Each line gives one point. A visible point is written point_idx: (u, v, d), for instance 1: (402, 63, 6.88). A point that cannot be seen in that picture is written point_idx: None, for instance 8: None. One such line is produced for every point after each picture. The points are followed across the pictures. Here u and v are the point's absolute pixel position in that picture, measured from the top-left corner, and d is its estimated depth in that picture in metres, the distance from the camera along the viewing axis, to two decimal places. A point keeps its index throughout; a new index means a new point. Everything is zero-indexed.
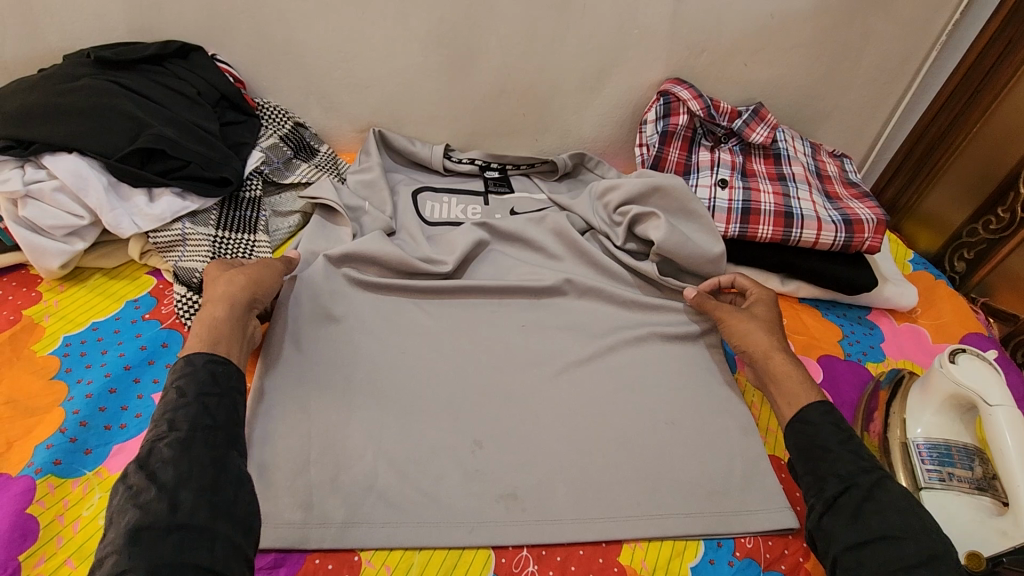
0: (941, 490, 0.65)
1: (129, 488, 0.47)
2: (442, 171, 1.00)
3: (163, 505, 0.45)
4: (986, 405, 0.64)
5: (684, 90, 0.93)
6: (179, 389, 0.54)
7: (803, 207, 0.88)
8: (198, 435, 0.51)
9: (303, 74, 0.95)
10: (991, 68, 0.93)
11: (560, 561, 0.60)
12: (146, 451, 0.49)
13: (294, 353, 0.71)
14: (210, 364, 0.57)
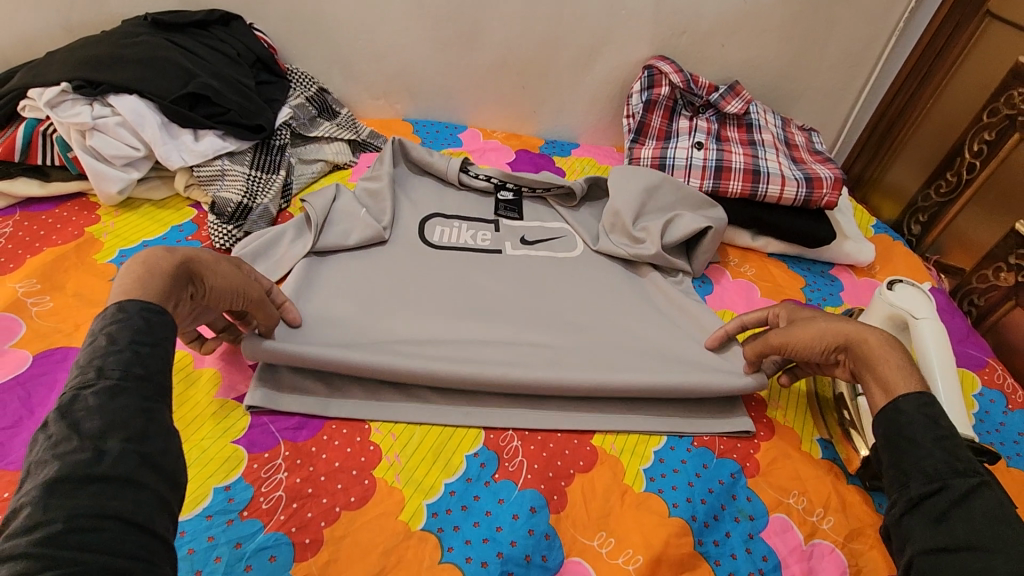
0: None
1: (48, 439, 0.40)
2: (458, 186, 1.01)
3: (84, 457, 0.38)
4: (913, 319, 0.75)
5: (667, 64, 1.06)
6: (107, 335, 0.44)
7: (769, 166, 0.99)
8: (130, 384, 0.43)
9: (328, 45, 1.07)
10: (942, 48, 1.05)
11: (540, 439, 0.70)
12: (69, 397, 0.41)
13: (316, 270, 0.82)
14: (149, 310, 0.48)
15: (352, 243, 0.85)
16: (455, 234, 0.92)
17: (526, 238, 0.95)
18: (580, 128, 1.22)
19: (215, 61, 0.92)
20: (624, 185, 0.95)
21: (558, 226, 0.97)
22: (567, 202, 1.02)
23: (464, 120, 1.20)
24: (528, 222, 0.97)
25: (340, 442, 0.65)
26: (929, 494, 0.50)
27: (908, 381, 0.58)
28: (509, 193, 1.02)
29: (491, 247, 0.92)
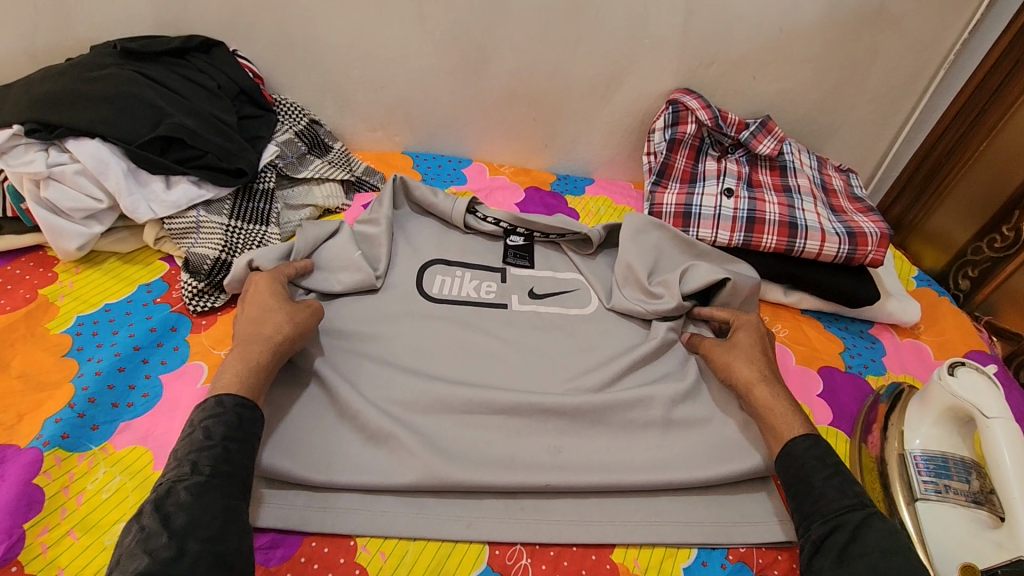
0: (937, 501, 0.65)
1: (140, 531, 0.46)
2: (462, 229, 0.91)
3: (165, 553, 0.44)
4: (983, 417, 0.64)
5: (693, 99, 0.96)
6: (205, 430, 0.52)
7: (807, 218, 0.89)
8: (216, 481, 0.50)
9: (321, 73, 0.97)
10: (998, 87, 0.94)
11: (553, 556, 0.61)
12: (166, 488, 0.48)
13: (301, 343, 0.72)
14: (242, 409, 0.55)
15: (340, 288, 0.78)
16: (457, 287, 0.83)
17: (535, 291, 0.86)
18: (594, 162, 1.13)
19: (192, 95, 0.82)
20: (634, 233, 0.86)
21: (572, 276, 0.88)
22: (584, 249, 0.91)
23: (469, 153, 1.11)
24: (538, 272, 0.88)
25: (320, 565, 0.57)
26: (827, 535, 0.55)
27: (790, 429, 0.63)
28: (520, 238, 0.92)
29: (496, 300, 0.83)
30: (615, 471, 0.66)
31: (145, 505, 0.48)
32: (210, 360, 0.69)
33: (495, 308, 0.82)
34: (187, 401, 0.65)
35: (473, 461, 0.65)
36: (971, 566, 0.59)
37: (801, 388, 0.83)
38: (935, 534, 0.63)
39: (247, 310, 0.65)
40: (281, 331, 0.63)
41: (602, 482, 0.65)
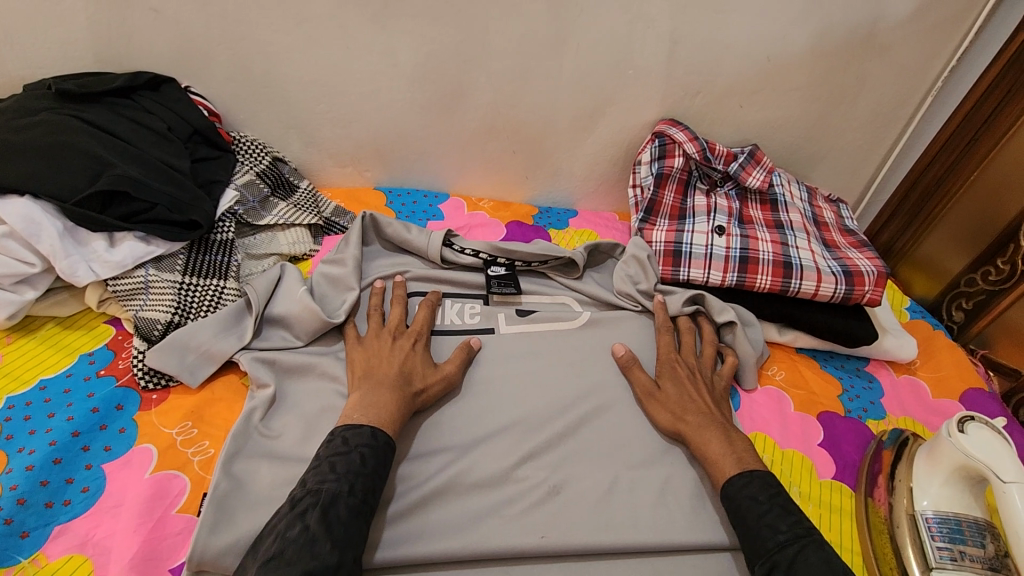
0: (953, 571, 0.62)
1: (304, 530, 0.50)
2: (440, 262, 0.89)
3: (332, 564, 0.48)
4: (999, 481, 0.60)
5: (679, 132, 0.92)
6: (363, 455, 0.56)
7: (801, 256, 0.85)
8: (366, 507, 0.54)
9: (283, 108, 0.90)
10: (990, 115, 0.92)
11: None
12: (329, 497, 0.52)
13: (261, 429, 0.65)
14: (388, 446, 0.60)
15: (304, 343, 0.75)
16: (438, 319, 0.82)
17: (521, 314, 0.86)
18: (577, 193, 1.08)
19: (138, 140, 0.75)
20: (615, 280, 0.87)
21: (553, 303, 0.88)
22: (568, 274, 0.92)
23: (445, 187, 1.05)
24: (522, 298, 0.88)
25: None
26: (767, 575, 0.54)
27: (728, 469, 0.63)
28: (502, 267, 0.90)
29: (481, 325, 0.84)
30: (609, 551, 0.62)
31: (309, 504, 0.52)
32: (162, 442, 0.62)
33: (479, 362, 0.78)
34: (134, 496, 0.58)
35: (456, 550, 0.59)
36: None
37: (802, 438, 0.79)
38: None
39: (409, 356, 0.70)
40: (430, 389, 0.70)
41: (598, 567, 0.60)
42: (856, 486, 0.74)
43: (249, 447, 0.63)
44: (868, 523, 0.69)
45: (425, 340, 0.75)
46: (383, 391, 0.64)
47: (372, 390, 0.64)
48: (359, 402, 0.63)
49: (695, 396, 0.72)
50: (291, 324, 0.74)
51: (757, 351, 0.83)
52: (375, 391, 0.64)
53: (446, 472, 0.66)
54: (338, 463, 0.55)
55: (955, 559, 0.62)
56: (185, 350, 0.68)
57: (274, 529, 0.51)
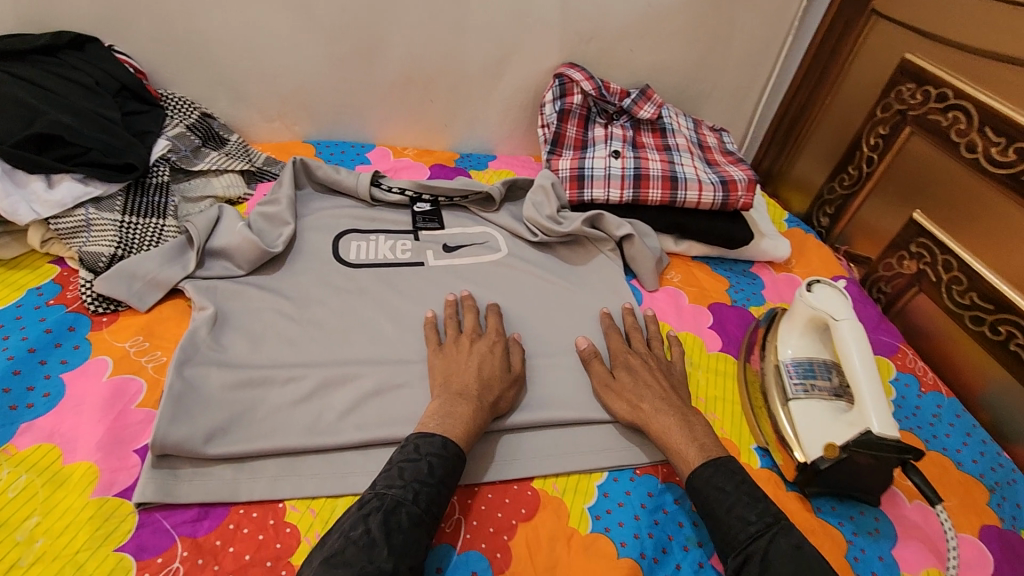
0: (805, 398, 0.75)
1: (366, 533, 0.52)
2: (370, 202, 0.97)
3: (387, 569, 0.50)
4: (834, 320, 0.74)
5: (576, 72, 1.04)
6: (429, 464, 0.58)
7: (685, 171, 0.99)
8: (427, 518, 0.56)
9: (207, 66, 0.96)
10: (836, 46, 1.09)
11: (479, 492, 0.66)
12: (392, 504, 0.55)
13: (210, 342, 0.71)
14: (458, 457, 0.61)
15: (246, 272, 0.81)
16: (372, 252, 0.90)
17: (448, 245, 0.95)
18: (495, 139, 1.18)
19: (68, 93, 0.80)
20: (530, 204, 0.97)
21: (477, 233, 0.98)
22: (488, 207, 1.01)
23: (371, 139, 1.13)
24: (448, 230, 0.97)
25: (250, 529, 0.58)
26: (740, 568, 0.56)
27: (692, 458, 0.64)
28: (426, 204, 1.00)
29: (412, 259, 0.91)
30: (530, 412, 0.73)
31: (373, 508, 0.54)
32: (116, 353, 0.69)
33: (410, 282, 0.88)
34: (94, 396, 0.64)
35: (398, 419, 0.69)
36: (832, 444, 0.68)
37: (694, 323, 0.92)
38: (804, 423, 0.73)
39: (486, 361, 0.71)
40: (506, 393, 0.71)
41: (520, 424, 0.71)
42: (736, 356, 0.89)
43: (199, 356, 0.69)
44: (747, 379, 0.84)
45: (503, 342, 0.75)
46: (461, 402, 0.65)
47: (449, 399, 0.66)
48: (437, 411, 0.64)
49: (652, 385, 0.72)
50: (232, 254, 0.81)
51: (656, 255, 0.96)
52: (453, 400, 0.66)
53: (384, 364, 0.75)
54: (406, 470, 0.57)
55: (808, 390, 0.76)
56: (133, 278, 0.74)
57: (339, 527, 0.54)
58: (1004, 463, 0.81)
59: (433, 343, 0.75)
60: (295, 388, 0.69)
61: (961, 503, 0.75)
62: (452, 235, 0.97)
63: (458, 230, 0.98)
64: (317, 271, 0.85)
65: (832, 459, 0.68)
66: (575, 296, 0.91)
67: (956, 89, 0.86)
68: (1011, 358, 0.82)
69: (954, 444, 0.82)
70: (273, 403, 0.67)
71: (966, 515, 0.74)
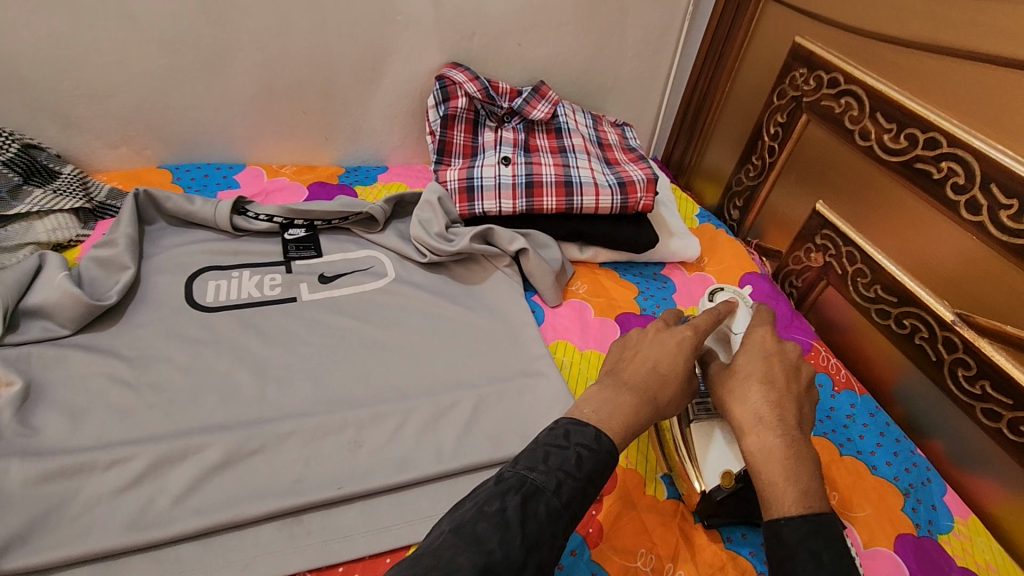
0: (706, 419, 0.67)
1: (501, 511, 0.44)
2: (233, 232, 0.86)
3: (516, 563, 0.42)
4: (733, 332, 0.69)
5: (458, 73, 0.95)
6: (579, 453, 0.50)
7: (581, 174, 0.92)
8: (568, 514, 0.47)
9: (22, 89, 0.83)
10: (730, 30, 1.04)
11: (341, 571, 0.58)
12: (534, 488, 0.46)
13: (17, 425, 0.60)
14: (610, 457, 0.52)
15: (72, 331, 0.70)
16: (234, 290, 0.80)
17: (325, 275, 0.85)
18: (384, 149, 1.08)
19: None
20: (418, 222, 0.89)
21: (360, 257, 0.89)
22: (371, 228, 0.92)
23: (242, 159, 1.02)
24: (326, 257, 0.87)
25: None
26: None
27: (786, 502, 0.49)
28: (301, 229, 0.90)
29: (282, 295, 0.81)
30: (406, 469, 0.64)
31: (511, 487, 0.47)
32: None
33: (277, 322, 0.78)
34: None
35: (245, 496, 0.60)
36: (729, 472, 0.62)
37: (599, 338, 0.86)
38: (703, 448, 0.65)
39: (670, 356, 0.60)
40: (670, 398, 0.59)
41: (393, 484, 0.63)
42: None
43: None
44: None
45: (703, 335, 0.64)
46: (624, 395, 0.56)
47: (614, 388, 0.57)
48: (595, 397, 0.56)
49: (772, 383, 0.57)
50: (52, 312, 0.69)
51: (556, 268, 0.89)
52: (617, 389, 0.57)
53: (235, 427, 0.65)
54: (555, 456, 0.49)
55: (709, 409, 0.67)
56: None
57: (473, 498, 0.47)
58: (918, 461, 0.78)
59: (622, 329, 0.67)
60: (121, 472, 0.59)
61: (875, 512, 0.71)
62: (330, 262, 0.87)
63: (338, 256, 0.88)
64: (164, 321, 0.74)
65: (730, 489, 0.62)
66: (469, 320, 0.83)
67: (846, 73, 0.83)
68: (917, 352, 0.79)
69: (867, 447, 0.78)
70: (91, 495, 0.57)
71: (880, 525, 0.70)
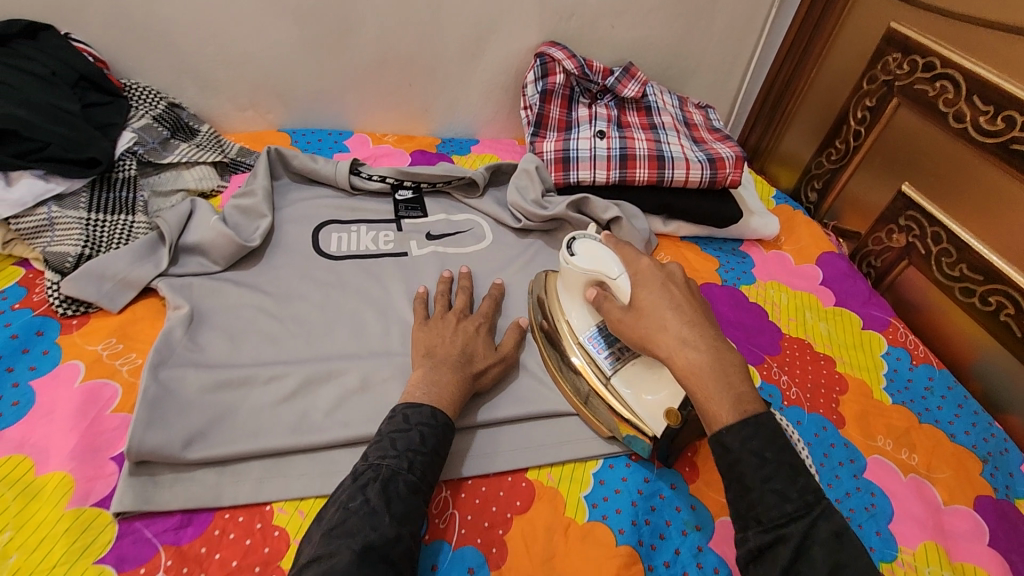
0: (621, 368, 0.68)
1: (365, 503, 0.50)
2: (350, 190, 0.94)
3: (390, 536, 0.48)
4: (611, 279, 0.65)
5: (558, 50, 1.01)
6: (421, 436, 0.56)
7: (672, 150, 0.97)
8: (424, 485, 0.54)
9: (171, 53, 0.92)
10: (821, 16, 1.07)
11: (471, 485, 0.64)
12: (389, 473, 0.53)
13: (187, 340, 0.69)
14: (448, 427, 0.59)
15: (223, 267, 0.78)
16: (355, 242, 0.88)
17: (432, 234, 0.92)
18: (477, 122, 1.15)
19: (21, 84, 0.76)
20: (516, 188, 0.94)
21: (463, 220, 0.96)
22: (471, 193, 0.99)
23: (349, 126, 1.10)
24: (432, 217, 0.94)
25: (236, 535, 0.56)
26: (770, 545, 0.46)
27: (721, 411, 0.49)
28: (409, 191, 0.97)
29: (395, 249, 0.88)
30: (522, 404, 0.70)
31: (369, 480, 0.52)
32: (88, 358, 0.66)
33: (394, 270, 0.85)
34: (66, 402, 0.61)
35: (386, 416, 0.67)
36: (670, 407, 0.62)
37: None
38: (636, 399, 0.65)
39: (471, 340, 0.70)
40: (488, 370, 0.69)
41: (511, 413, 0.70)
42: (754, 364, 0.84)
43: (175, 358, 0.66)
44: (559, 365, 0.73)
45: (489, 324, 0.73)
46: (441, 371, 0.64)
47: (432, 368, 0.64)
48: (423, 379, 0.62)
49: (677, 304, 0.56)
50: (208, 250, 0.77)
51: (645, 237, 0.94)
52: (436, 369, 0.64)
53: (370, 357, 0.72)
54: (399, 440, 0.55)
55: (622, 357, 0.68)
56: (102, 278, 0.70)
57: (336, 500, 0.52)
58: (996, 433, 0.81)
59: (419, 318, 0.73)
60: (279, 386, 0.67)
61: (954, 475, 0.75)
62: (435, 222, 0.94)
63: (443, 216, 0.95)
64: (298, 264, 0.82)
65: (676, 426, 0.61)
66: None
67: (941, 57, 0.86)
68: (1002, 328, 0.81)
69: (946, 417, 0.82)
70: (255, 404, 0.65)
71: (960, 486, 0.74)
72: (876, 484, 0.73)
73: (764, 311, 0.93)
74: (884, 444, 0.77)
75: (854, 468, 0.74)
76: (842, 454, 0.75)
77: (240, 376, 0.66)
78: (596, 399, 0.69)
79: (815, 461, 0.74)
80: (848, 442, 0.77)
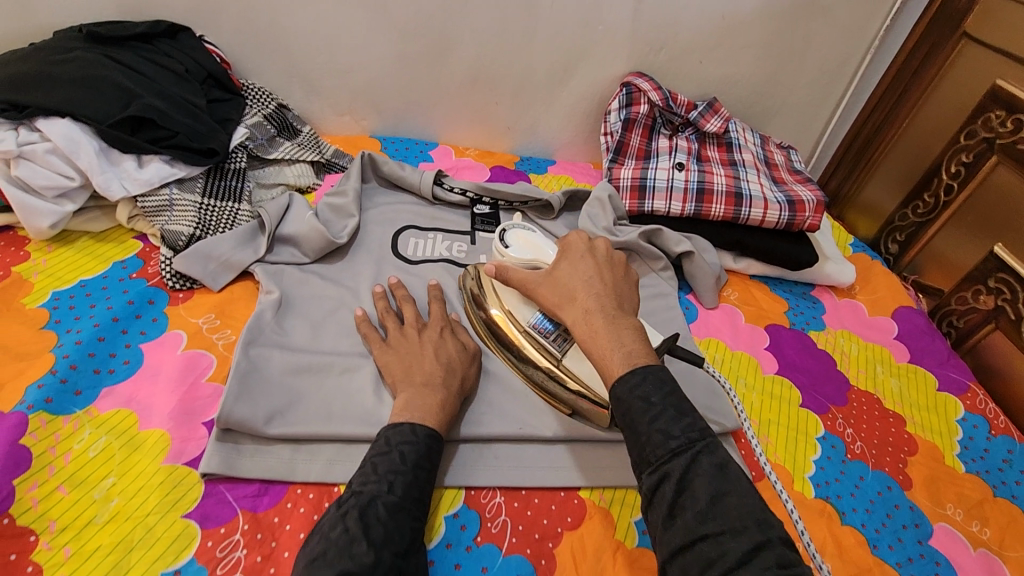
0: (568, 352, 0.70)
1: (344, 532, 0.51)
2: (432, 199, 0.98)
3: (367, 563, 0.49)
4: (545, 261, 0.72)
5: (645, 82, 1.03)
6: (400, 454, 0.57)
7: (751, 188, 0.97)
8: (408, 504, 0.55)
9: (287, 59, 1.00)
10: (919, 67, 1.05)
11: (524, 495, 0.66)
12: (368, 498, 0.54)
13: (274, 324, 0.74)
14: (431, 439, 0.60)
15: (311, 260, 0.84)
16: (430, 251, 0.91)
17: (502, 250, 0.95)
18: (555, 144, 1.19)
19: (160, 77, 0.85)
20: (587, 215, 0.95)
21: None
22: (546, 215, 1.01)
23: (434, 137, 1.15)
24: None
25: (306, 509, 0.60)
26: None
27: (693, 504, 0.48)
28: (486, 207, 1.00)
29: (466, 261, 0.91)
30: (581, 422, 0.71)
31: (350, 507, 0.53)
32: (190, 329, 0.72)
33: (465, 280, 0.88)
34: (170, 367, 0.67)
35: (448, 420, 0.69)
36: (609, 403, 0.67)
37: (750, 342, 0.90)
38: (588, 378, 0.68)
39: (441, 346, 0.70)
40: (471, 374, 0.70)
41: (570, 429, 0.70)
42: (818, 413, 0.82)
43: (263, 339, 0.72)
44: (511, 358, 0.75)
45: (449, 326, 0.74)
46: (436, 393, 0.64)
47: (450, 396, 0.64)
48: None
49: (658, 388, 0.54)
50: (300, 242, 0.83)
51: (715, 272, 0.94)
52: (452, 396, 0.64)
53: None
54: (380, 463, 0.56)
55: (568, 338, 0.70)
56: (208, 258, 0.77)
57: (320, 528, 0.53)
58: None
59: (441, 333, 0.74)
60: (351, 377, 0.71)
61: None
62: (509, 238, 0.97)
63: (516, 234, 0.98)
64: (378, 264, 0.87)
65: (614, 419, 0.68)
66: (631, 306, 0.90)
67: None
68: None
69: None
70: (330, 391, 0.69)
71: None
72: (942, 553, 0.69)
73: (831, 360, 0.91)
74: (954, 513, 0.74)
75: (919, 534, 0.71)
76: (906, 517, 0.72)
77: (320, 362, 0.71)
78: (551, 384, 0.71)
79: (876, 523, 0.71)
80: (913, 505, 0.74)
